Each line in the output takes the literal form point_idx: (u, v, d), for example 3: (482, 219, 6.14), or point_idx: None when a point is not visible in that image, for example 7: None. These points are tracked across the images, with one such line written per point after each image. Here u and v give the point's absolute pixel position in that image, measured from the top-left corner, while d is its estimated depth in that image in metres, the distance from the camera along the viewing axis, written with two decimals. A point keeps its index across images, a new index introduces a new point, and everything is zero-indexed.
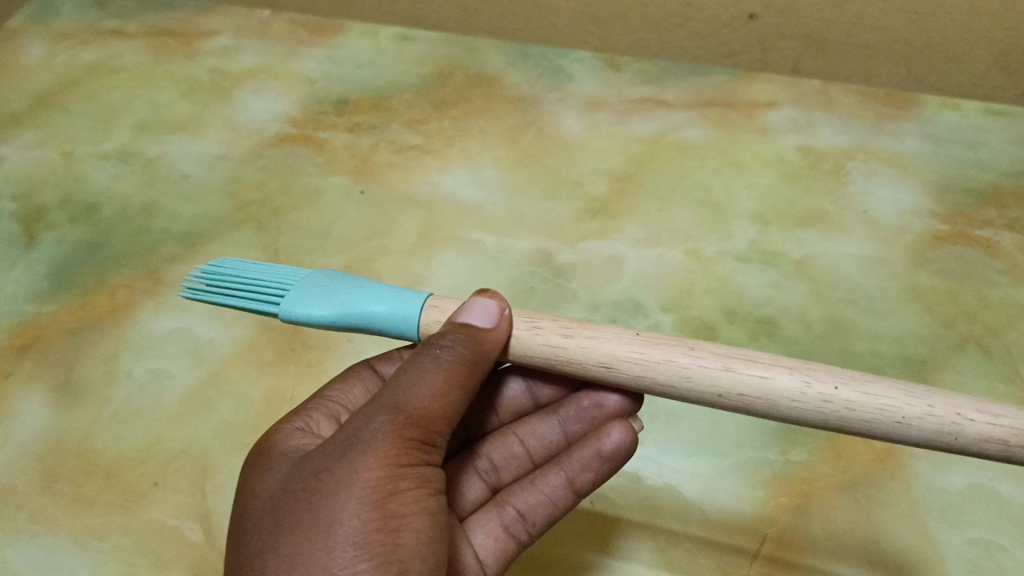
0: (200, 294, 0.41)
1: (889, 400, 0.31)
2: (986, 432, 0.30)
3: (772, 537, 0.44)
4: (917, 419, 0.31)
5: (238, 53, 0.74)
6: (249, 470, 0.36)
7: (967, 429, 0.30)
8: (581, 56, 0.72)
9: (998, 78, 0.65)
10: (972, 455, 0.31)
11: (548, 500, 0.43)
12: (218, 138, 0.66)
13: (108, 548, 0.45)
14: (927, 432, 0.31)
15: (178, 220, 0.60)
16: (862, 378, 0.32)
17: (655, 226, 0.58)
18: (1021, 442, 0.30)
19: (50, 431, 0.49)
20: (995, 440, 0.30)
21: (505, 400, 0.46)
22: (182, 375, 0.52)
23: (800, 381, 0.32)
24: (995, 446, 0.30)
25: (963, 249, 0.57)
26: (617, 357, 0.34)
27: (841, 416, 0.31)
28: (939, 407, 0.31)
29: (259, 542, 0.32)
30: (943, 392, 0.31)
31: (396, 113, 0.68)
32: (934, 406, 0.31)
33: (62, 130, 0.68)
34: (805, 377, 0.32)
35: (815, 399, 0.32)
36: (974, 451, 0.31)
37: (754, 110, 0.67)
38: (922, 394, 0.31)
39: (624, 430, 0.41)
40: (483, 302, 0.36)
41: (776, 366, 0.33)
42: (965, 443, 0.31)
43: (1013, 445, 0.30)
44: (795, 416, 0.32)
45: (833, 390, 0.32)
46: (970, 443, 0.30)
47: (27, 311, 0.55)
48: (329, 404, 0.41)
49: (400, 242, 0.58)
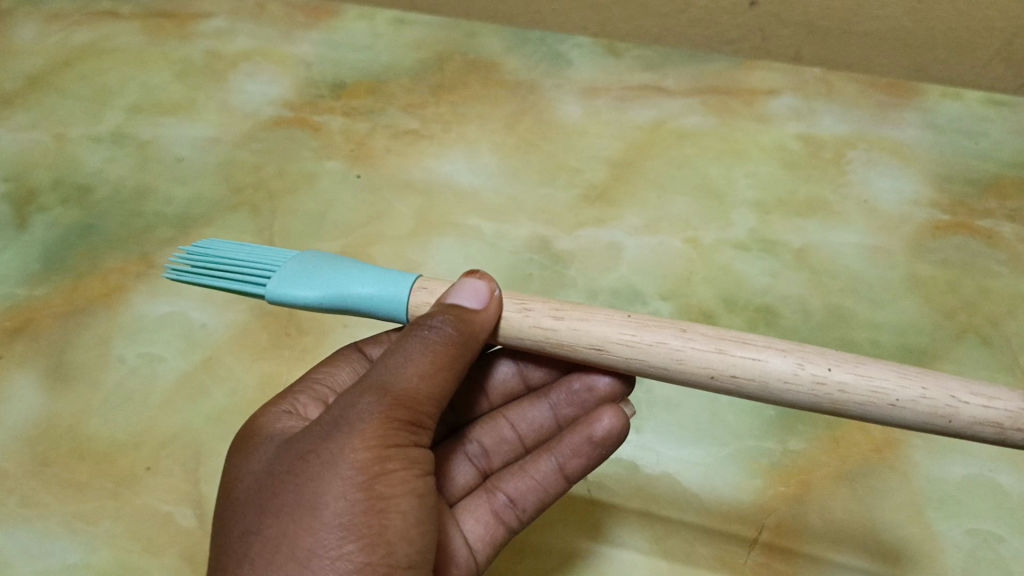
0: (186, 276, 0.40)
1: (883, 383, 0.31)
2: (981, 414, 0.30)
3: (770, 525, 0.44)
4: (910, 401, 0.30)
5: (233, 35, 0.73)
6: (235, 452, 0.35)
7: (961, 412, 0.30)
8: (580, 41, 0.72)
9: (999, 68, 0.65)
10: (966, 437, 0.30)
11: (539, 486, 0.43)
12: (214, 121, 0.66)
13: (100, 533, 0.44)
14: (921, 415, 0.30)
15: (172, 204, 0.60)
16: (855, 360, 0.32)
17: (653, 214, 0.58)
18: (1015, 425, 0.30)
19: (41, 416, 0.49)
20: (989, 423, 0.30)
21: (494, 383, 0.45)
22: (176, 359, 0.51)
23: (793, 363, 0.32)
24: (990, 429, 0.30)
25: (964, 238, 0.56)
26: (609, 340, 0.34)
27: (835, 399, 0.31)
28: (933, 390, 0.30)
29: (244, 523, 0.32)
30: (938, 374, 0.31)
31: (394, 97, 0.67)
32: (928, 389, 0.30)
33: (54, 112, 0.66)
34: (798, 360, 0.32)
35: (808, 381, 0.31)
36: (968, 433, 0.30)
37: (755, 97, 0.66)
38: (915, 377, 0.31)
39: (615, 415, 0.41)
40: (472, 283, 0.36)
41: (769, 349, 0.32)
42: (959, 426, 0.30)
43: (1008, 428, 0.30)
44: (788, 399, 0.32)
45: (826, 372, 0.31)
46: (964, 426, 0.30)
47: (18, 294, 0.55)
48: (316, 387, 0.41)
49: (397, 228, 0.58)
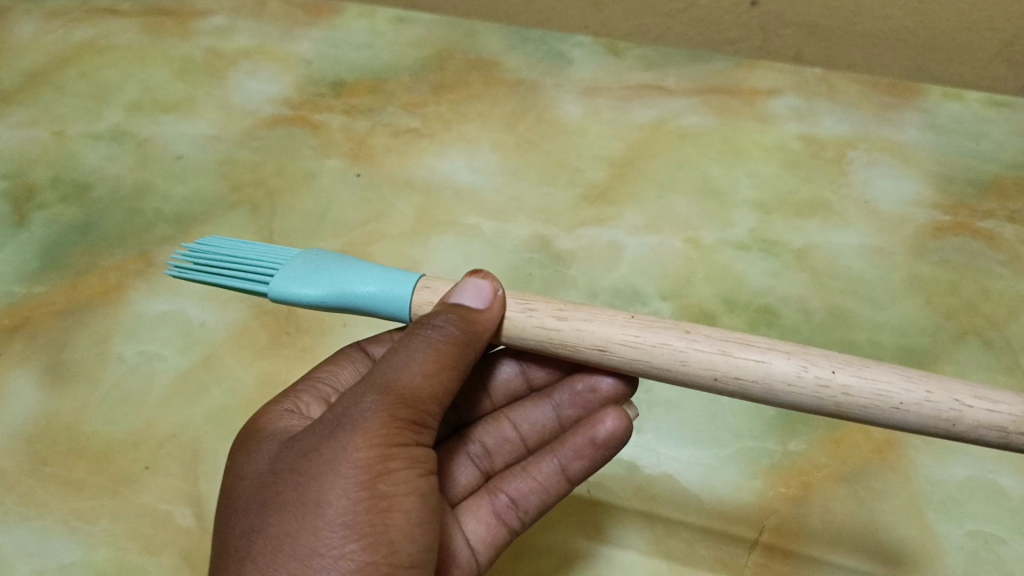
0: (187, 273, 0.40)
1: (887, 385, 0.31)
2: (985, 418, 0.30)
3: (771, 526, 0.44)
4: (914, 405, 0.30)
5: (233, 33, 0.72)
6: (237, 450, 0.35)
7: (965, 416, 0.30)
8: (581, 40, 0.71)
9: (1000, 68, 0.65)
10: (969, 441, 0.30)
11: (540, 487, 0.43)
12: (213, 119, 0.65)
13: (98, 532, 0.44)
14: (925, 419, 0.30)
15: (172, 201, 0.60)
16: (859, 363, 0.32)
17: (654, 213, 0.58)
18: (1019, 429, 0.30)
19: (39, 414, 0.49)
20: (993, 426, 0.30)
21: (496, 384, 0.45)
22: (175, 358, 0.51)
23: (797, 365, 0.32)
24: (994, 433, 0.30)
25: (965, 240, 0.56)
26: (612, 340, 0.34)
27: (838, 401, 0.31)
28: (937, 393, 0.30)
29: (247, 521, 0.31)
30: (942, 378, 0.31)
31: (394, 96, 0.67)
32: (932, 392, 0.30)
33: (53, 109, 0.66)
34: (802, 362, 0.32)
35: (812, 383, 0.31)
36: (972, 437, 0.30)
37: (756, 97, 0.66)
38: (919, 380, 0.31)
39: (618, 417, 0.40)
40: (475, 282, 0.36)
41: (773, 350, 0.32)
42: (963, 429, 0.30)
43: (1012, 432, 0.30)
44: (791, 401, 0.32)
45: (830, 374, 0.31)
46: (968, 429, 0.30)
47: (16, 291, 0.54)
48: (318, 386, 0.41)
49: (397, 226, 0.57)
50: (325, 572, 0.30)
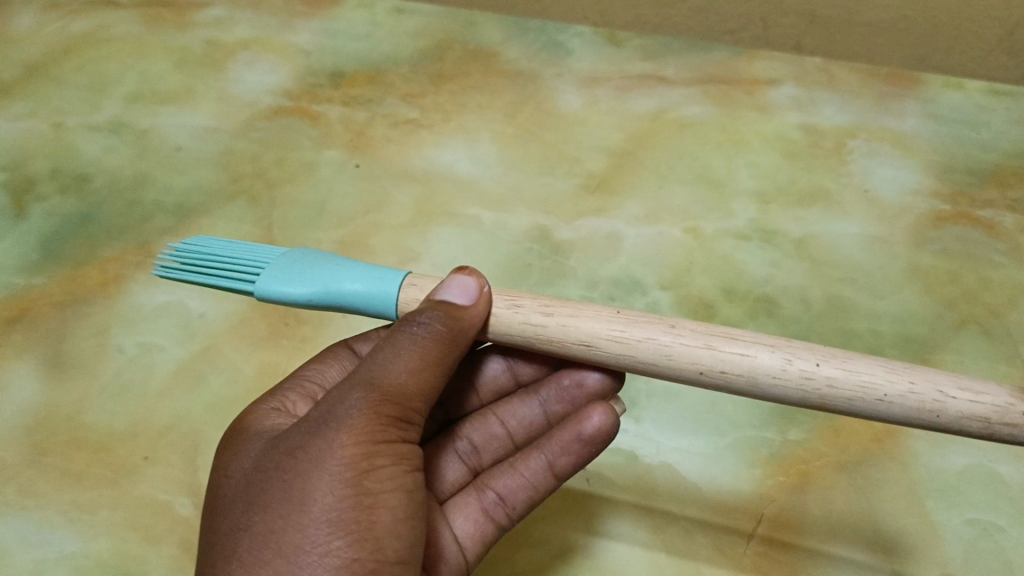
0: (174, 273, 0.40)
1: (871, 377, 0.31)
2: (968, 409, 0.30)
3: (769, 516, 0.44)
4: (898, 396, 0.30)
5: (231, 25, 0.72)
6: (223, 449, 0.35)
7: (949, 407, 0.30)
8: (580, 31, 0.71)
9: (1001, 57, 0.65)
10: (953, 432, 0.30)
11: (527, 484, 0.43)
12: (212, 111, 0.65)
13: (98, 522, 0.44)
14: (909, 410, 0.30)
15: (171, 193, 0.60)
16: (844, 356, 0.32)
17: (653, 204, 0.58)
18: (1003, 420, 0.30)
19: (39, 404, 0.49)
20: (976, 417, 0.30)
21: (484, 380, 0.45)
22: (174, 349, 0.51)
23: (781, 358, 0.32)
24: (977, 424, 0.30)
25: (966, 229, 0.56)
26: (598, 335, 0.34)
27: (823, 394, 0.31)
28: (920, 385, 0.30)
29: (233, 520, 0.31)
30: (926, 369, 0.31)
31: (393, 87, 0.66)
32: (916, 384, 0.30)
33: (53, 101, 0.66)
34: (787, 355, 0.32)
35: (796, 376, 0.31)
36: (956, 428, 0.30)
37: (755, 87, 0.65)
38: (903, 371, 0.31)
39: (605, 412, 0.41)
40: (461, 278, 0.36)
41: (757, 344, 0.32)
42: (947, 421, 0.30)
43: (996, 423, 0.30)
44: (776, 394, 0.32)
45: (814, 367, 0.31)
46: (951, 420, 0.30)
47: (16, 283, 0.54)
48: (305, 384, 0.41)
49: (396, 217, 0.57)
50: (311, 569, 0.30)
